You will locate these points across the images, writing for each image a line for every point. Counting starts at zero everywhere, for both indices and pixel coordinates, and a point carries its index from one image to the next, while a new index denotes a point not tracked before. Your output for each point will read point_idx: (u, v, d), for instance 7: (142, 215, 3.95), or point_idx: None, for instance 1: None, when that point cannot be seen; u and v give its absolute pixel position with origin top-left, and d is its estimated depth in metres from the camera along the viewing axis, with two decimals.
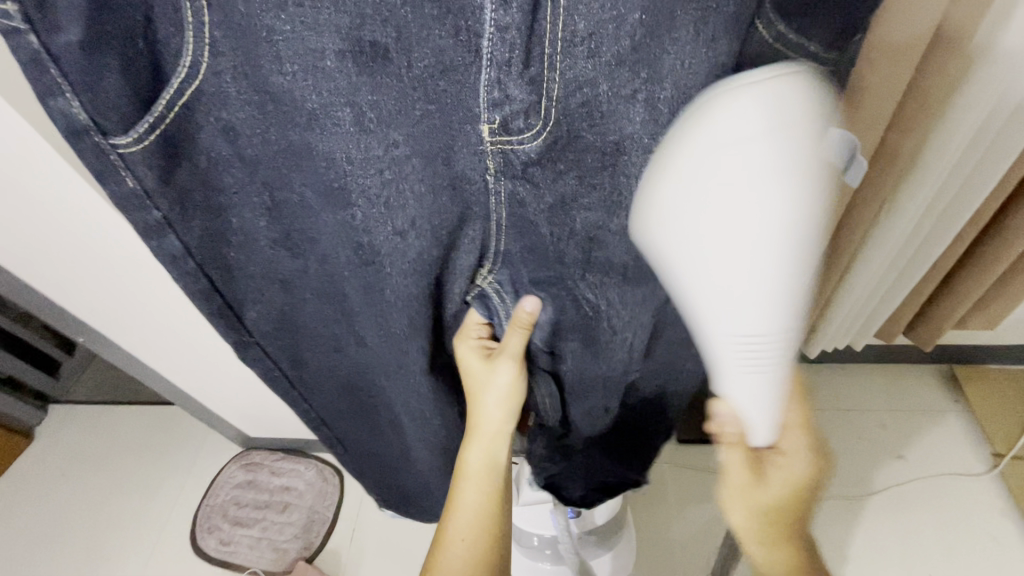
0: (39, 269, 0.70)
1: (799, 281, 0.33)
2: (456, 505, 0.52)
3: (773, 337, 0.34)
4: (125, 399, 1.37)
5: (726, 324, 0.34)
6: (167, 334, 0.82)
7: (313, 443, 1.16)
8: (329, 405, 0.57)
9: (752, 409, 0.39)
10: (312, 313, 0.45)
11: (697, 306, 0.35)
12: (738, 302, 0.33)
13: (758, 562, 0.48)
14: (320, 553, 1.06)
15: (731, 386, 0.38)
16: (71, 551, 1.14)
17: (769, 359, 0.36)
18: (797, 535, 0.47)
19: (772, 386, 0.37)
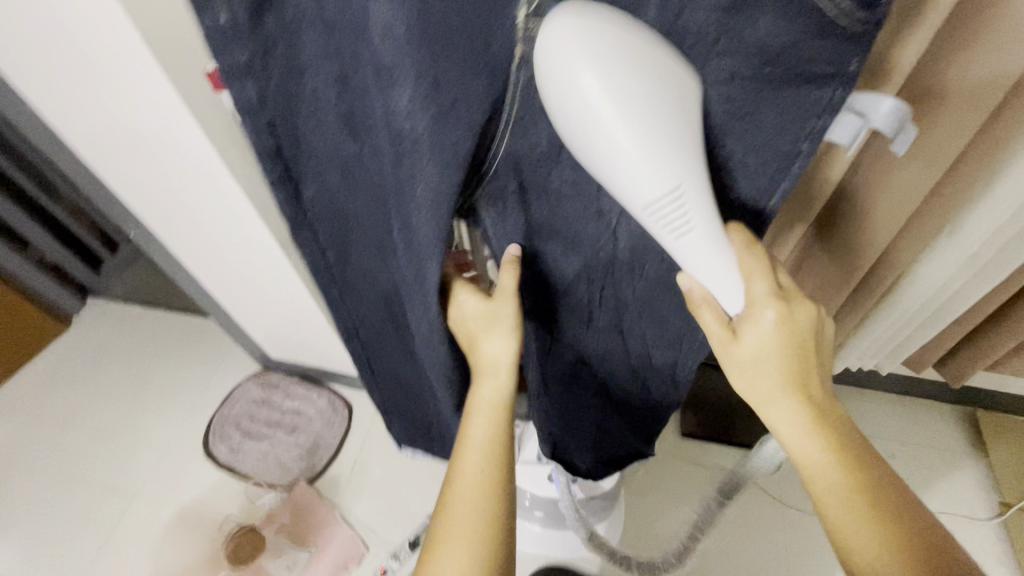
0: (100, 159, 0.73)
1: (676, 153, 0.32)
2: (464, 444, 0.46)
3: (684, 202, 0.34)
4: (160, 303, 1.44)
5: (640, 192, 0.33)
6: (209, 242, 0.85)
7: (327, 374, 1.20)
8: (364, 313, 0.59)
9: (708, 270, 0.37)
10: (360, 208, 0.45)
11: (615, 192, 0.34)
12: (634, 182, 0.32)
13: (788, 444, 0.41)
14: (321, 477, 1.10)
15: (681, 247, 0.36)
16: (94, 431, 1.22)
17: (697, 208, 0.34)
18: (811, 393, 0.40)
19: (716, 244, 0.36)
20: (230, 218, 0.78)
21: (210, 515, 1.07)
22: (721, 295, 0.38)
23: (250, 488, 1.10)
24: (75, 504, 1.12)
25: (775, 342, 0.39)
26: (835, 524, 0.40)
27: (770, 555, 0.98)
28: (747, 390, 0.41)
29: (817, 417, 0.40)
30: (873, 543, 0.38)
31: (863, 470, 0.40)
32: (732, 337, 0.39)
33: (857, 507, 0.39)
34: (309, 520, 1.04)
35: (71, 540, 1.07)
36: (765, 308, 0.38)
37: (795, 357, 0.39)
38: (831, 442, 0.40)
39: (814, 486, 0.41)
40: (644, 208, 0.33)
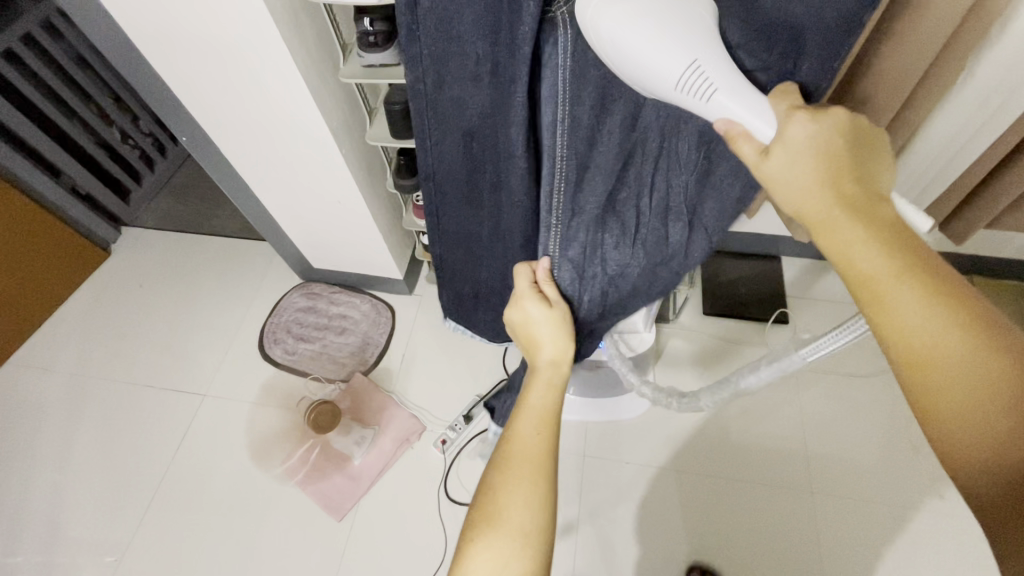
0: (156, 55, 0.75)
1: (692, 32, 0.36)
2: (525, 411, 0.54)
3: (707, 60, 0.36)
4: (192, 230, 1.49)
5: (664, 63, 0.36)
6: (263, 142, 0.89)
7: (368, 280, 1.28)
8: (445, 159, 0.60)
9: (746, 111, 0.37)
10: (470, 24, 0.44)
11: (643, 79, 0.38)
12: (658, 56, 0.36)
13: (836, 253, 0.36)
14: (374, 369, 1.20)
15: (718, 109, 0.37)
16: (150, 347, 1.30)
17: (719, 73, 0.37)
18: (850, 185, 0.36)
19: (748, 95, 0.37)
20: (283, 114, 0.81)
21: (276, 407, 1.17)
22: (759, 127, 0.37)
23: (309, 383, 1.19)
24: (146, 410, 1.21)
25: (806, 145, 0.37)
26: (899, 324, 0.33)
27: (788, 412, 1.09)
28: (794, 185, 0.37)
29: (863, 219, 0.35)
30: (946, 331, 0.32)
31: (925, 265, 0.33)
32: (762, 164, 0.38)
33: (922, 297, 0.33)
34: (369, 405, 1.14)
35: (148, 441, 1.17)
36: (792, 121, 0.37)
37: (831, 161, 0.36)
38: (884, 235, 0.34)
39: (867, 290, 0.34)
40: (674, 81, 0.37)
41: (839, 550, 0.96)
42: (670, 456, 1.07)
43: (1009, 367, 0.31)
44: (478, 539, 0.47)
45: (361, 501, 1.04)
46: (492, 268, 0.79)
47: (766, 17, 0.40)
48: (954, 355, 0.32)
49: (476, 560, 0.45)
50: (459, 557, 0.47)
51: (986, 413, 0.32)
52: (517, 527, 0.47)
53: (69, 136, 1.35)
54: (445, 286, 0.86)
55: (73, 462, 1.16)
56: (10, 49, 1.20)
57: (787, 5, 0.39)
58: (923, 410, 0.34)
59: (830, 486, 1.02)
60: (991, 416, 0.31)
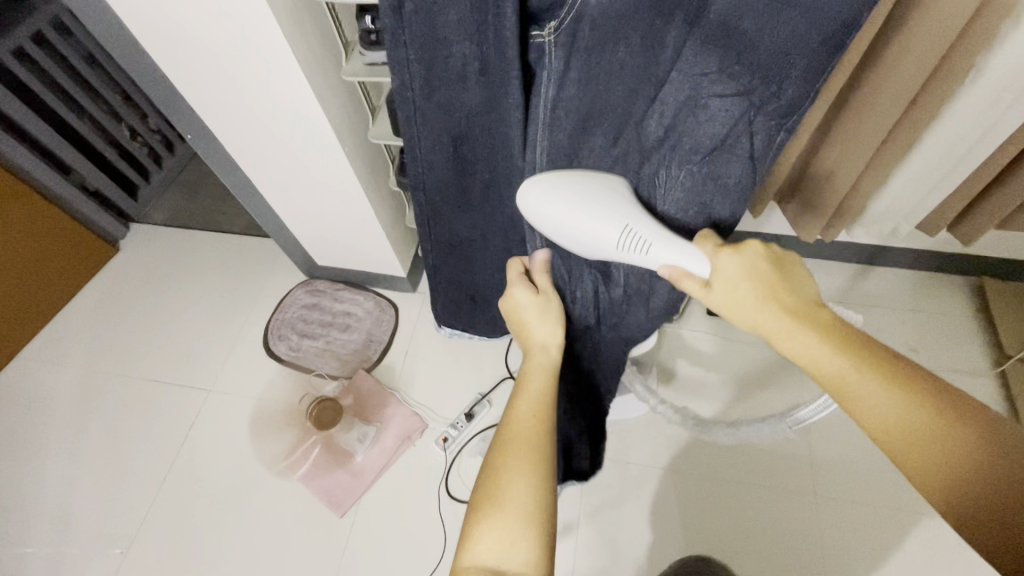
0: (162, 54, 0.75)
1: (614, 212, 0.51)
2: (523, 394, 0.54)
3: (632, 228, 0.51)
4: (199, 227, 1.50)
5: (602, 236, 0.51)
6: (267, 140, 0.89)
7: (372, 278, 1.28)
8: (434, 163, 0.61)
9: (678, 257, 0.50)
10: (456, 25, 0.46)
11: (592, 246, 0.52)
12: (592, 233, 0.51)
13: (801, 359, 0.45)
14: (377, 366, 1.20)
15: (656, 260, 0.51)
16: (157, 343, 1.31)
17: (647, 235, 0.51)
18: (790, 301, 0.46)
19: (672, 244, 0.50)
20: (287, 112, 0.82)
21: (280, 403, 1.18)
22: (691, 265, 0.49)
23: (313, 379, 1.20)
24: (151, 406, 1.22)
25: (742, 270, 0.48)
26: (872, 414, 0.42)
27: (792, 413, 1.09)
28: (737, 307, 0.47)
29: (812, 326, 0.45)
30: (912, 416, 0.41)
31: (874, 358, 0.43)
32: (706, 295, 0.49)
33: (883, 386, 0.42)
34: (372, 401, 1.15)
35: (154, 437, 1.18)
36: (723, 258, 0.48)
37: (765, 284, 0.47)
38: (834, 340, 0.44)
39: (834, 384, 0.44)
40: (613, 245, 0.51)
41: (843, 552, 0.96)
42: (673, 456, 1.06)
43: (963, 421, 0.40)
44: (481, 521, 0.47)
45: (364, 497, 1.05)
46: (488, 270, 0.79)
47: (747, 41, 0.44)
48: (921, 428, 0.41)
49: (481, 537, 0.46)
50: (464, 538, 0.47)
51: (962, 462, 0.40)
52: (519, 505, 0.47)
53: (78, 134, 1.36)
54: (442, 293, 0.86)
55: (80, 456, 1.17)
56: (20, 47, 1.21)
57: (771, 27, 0.43)
58: (923, 486, 0.41)
59: (834, 489, 1.01)
60: (968, 485, 0.40)
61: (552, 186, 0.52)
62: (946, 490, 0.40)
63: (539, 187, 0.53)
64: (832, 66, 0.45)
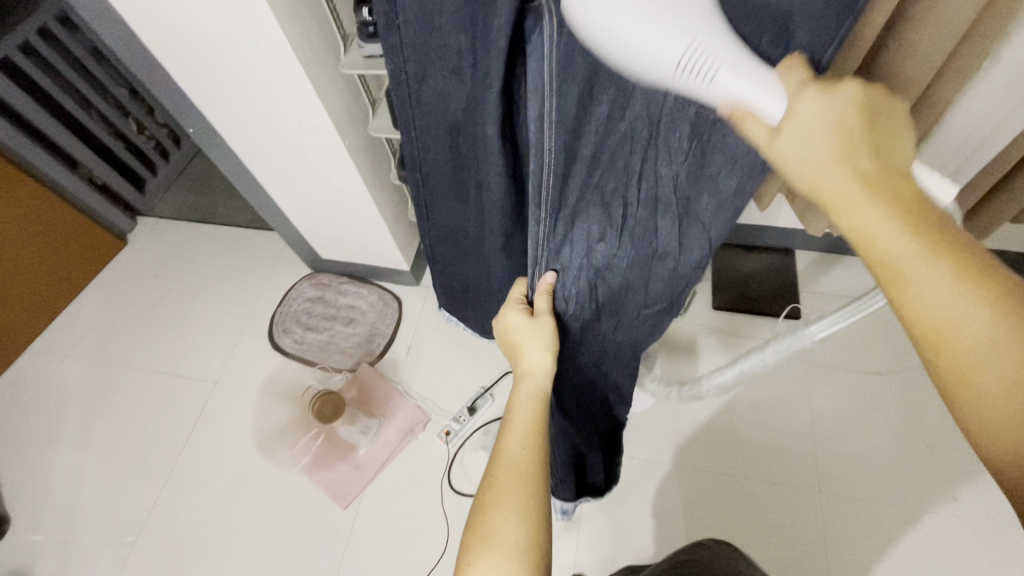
0: (161, 47, 0.75)
1: (685, 8, 0.35)
2: (511, 424, 0.56)
3: (704, 36, 0.35)
4: (206, 220, 1.51)
5: (661, 49, 0.35)
6: (267, 133, 0.89)
7: (375, 271, 1.28)
8: (428, 150, 0.61)
9: (748, 91, 0.36)
10: (449, 15, 0.44)
11: (639, 66, 0.36)
12: (654, 41, 0.34)
13: (857, 233, 0.33)
14: (381, 359, 1.21)
15: (719, 91, 0.36)
16: (164, 335, 1.32)
17: (716, 51, 0.35)
18: (869, 158, 0.33)
19: (749, 65, 0.36)
20: (286, 105, 0.81)
21: (284, 396, 1.19)
22: (764, 101, 0.36)
23: (317, 372, 1.21)
24: (159, 397, 1.24)
25: (821, 118, 0.34)
26: (930, 313, 0.30)
27: (799, 409, 1.07)
28: (805, 156, 0.35)
29: (883, 194, 0.32)
30: (985, 329, 0.29)
31: (954, 242, 0.30)
32: (772, 144, 0.36)
33: (952, 281, 0.29)
34: (375, 395, 1.15)
35: (162, 428, 1.19)
36: (800, 96, 0.35)
37: (838, 134, 0.34)
38: (909, 215, 0.31)
39: (889, 271, 0.31)
40: (675, 65, 0.35)
41: (847, 550, 0.95)
42: (676, 452, 1.06)
43: None
44: (469, 556, 0.47)
45: (366, 489, 1.06)
46: (482, 265, 0.79)
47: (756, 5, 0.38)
48: (983, 343, 0.29)
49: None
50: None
51: (1022, 396, 0.28)
52: (507, 540, 0.47)
53: (85, 127, 1.37)
54: (439, 276, 0.87)
55: (90, 446, 1.19)
56: (27, 41, 1.22)
57: None
58: (961, 413, 0.31)
59: (839, 486, 1.00)
60: (1022, 427, 0.28)
61: None
62: (988, 426, 0.29)
63: None
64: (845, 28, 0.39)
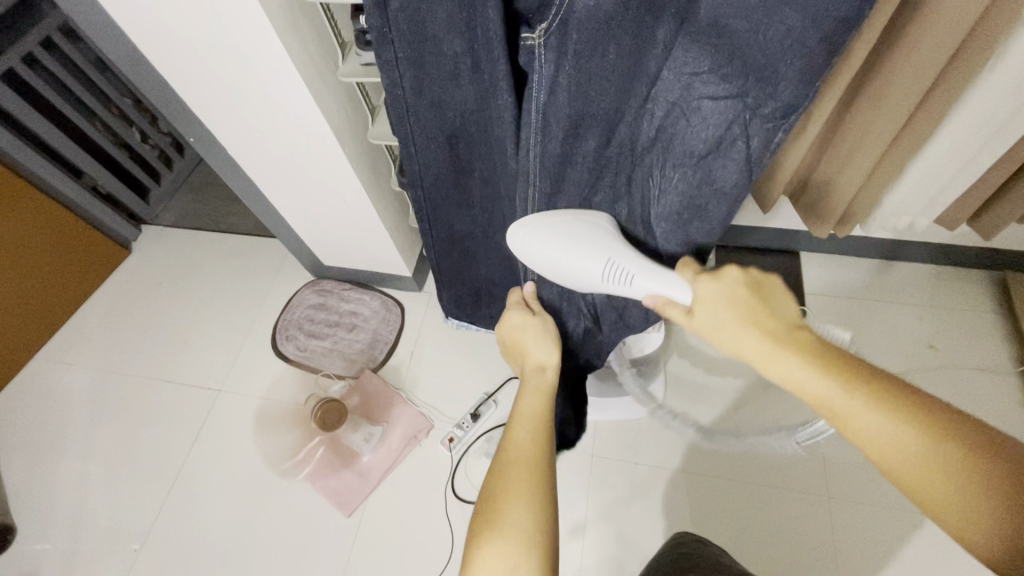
0: (159, 57, 0.75)
1: (598, 251, 0.57)
2: (518, 416, 0.56)
3: (615, 261, 0.56)
4: (209, 228, 1.51)
5: (587, 271, 0.57)
6: (267, 142, 0.89)
7: (378, 278, 1.28)
8: (429, 161, 0.61)
9: (661, 286, 0.54)
10: (442, 19, 0.45)
11: (580, 281, 0.58)
12: (579, 269, 0.57)
13: (796, 389, 0.43)
14: (383, 366, 1.20)
15: (640, 291, 0.55)
16: (168, 344, 1.33)
17: (629, 268, 0.56)
18: (777, 326, 0.45)
19: (660, 272, 0.54)
20: (285, 113, 0.81)
21: (287, 404, 1.19)
22: (672, 293, 0.53)
23: (320, 379, 1.21)
24: (163, 406, 1.24)
25: (722, 297, 0.49)
26: (870, 443, 0.39)
27: (804, 413, 1.06)
28: (728, 338, 0.47)
29: (795, 350, 0.44)
30: (915, 445, 0.37)
31: (869, 382, 0.40)
32: (690, 321, 0.51)
33: (878, 412, 0.39)
34: (378, 402, 1.15)
35: (166, 436, 1.20)
36: (702, 282, 0.51)
37: (740, 306, 0.47)
38: (819, 365, 0.42)
39: (834, 417, 0.41)
40: (598, 278, 0.57)
41: (857, 557, 0.93)
42: (681, 457, 1.05)
43: (969, 453, 0.36)
44: (479, 547, 0.46)
45: (370, 497, 1.05)
46: (489, 266, 0.80)
47: (738, 43, 0.44)
48: (920, 458, 0.37)
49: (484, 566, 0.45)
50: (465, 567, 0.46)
51: (969, 498, 0.35)
52: (518, 527, 0.47)
53: (88, 137, 1.38)
54: (446, 287, 0.86)
55: (95, 455, 1.19)
56: (30, 53, 1.23)
57: (765, 29, 0.42)
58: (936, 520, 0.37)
59: (848, 491, 0.98)
60: (979, 526, 0.35)
61: (540, 230, 0.58)
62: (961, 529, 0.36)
63: (531, 231, 0.59)
64: (829, 66, 0.44)
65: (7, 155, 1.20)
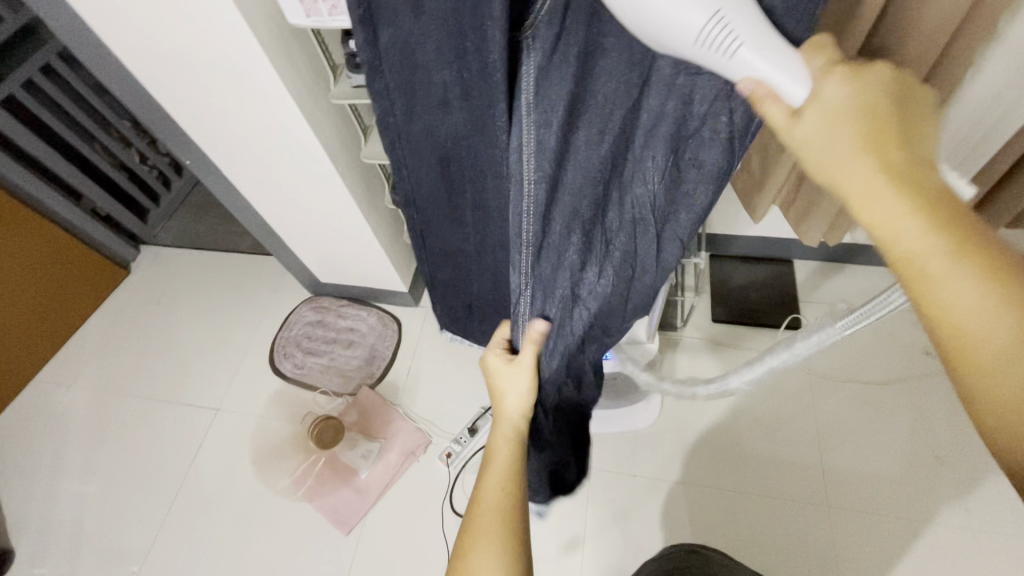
0: (155, 84, 0.77)
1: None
2: (491, 464, 0.56)
3: (732, 9, 0.32)
4: (207, 247, 1.53)
5: (692, 12, 0.31)
6: (263, 164, 0.90)
7: (374, 294, 1.29)
8: (423, 183, 0.62)
9: (772, 72, 0.33)
10: (434, 51, 0.45)
11: (659, 37, 0.32)
12: (680, 7, 0.30)
13: (881, 228, 0.31)
14: (381, 382, 1.21)
15: (742, 67, 0.33)
16: (167, 364, 1.33)
17: (743, 23, 0.32)
18: (901, 158, 0.31)
19: (780, 45, 0.33)
20: (279, 136, 0.82)
21: (285, 422, 1.19)
22: (784, 87, 0.33)
23: (318, 396, 1.21)
24: (162, 426, 1.24)
25: (846, 106, 0.33)
26: (943, 306, 0.30)
27: (803, 422, 1.06)
28: (824, 159, 0.33)
29: (903, 186, 0.31)
30: (1003, 329, 0.29)
31: (977, 242, 0.30)
32: (790, 130, 0.34)
33: (974, 278, 0.29)
34: (375, 418, 1.15)
35: (165, 456, 1.20)
36: (824, 81, 0.33)
37: (868, 124, 0.32)
38: (926, 207, 0.30)
39: (906, 267, 0.31)
40: (698, 37, 0.31)
41: (859, 568, 0.92)
42: (680, 468, 1.04)
43: None
44: None
45: (367, 515, 1.05)
46: (484, 283, 0.80)
47: None
48: (993, 328, 0.29)
49: None
50: None
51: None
52: None
53: (89, 160, 1.40)
54: (441, 298, 0.88)
55: (94, 478, 1.19)
56: (32, 79, 1.25)
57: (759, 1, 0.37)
58: (968, 395, 0.31)
59: (848, 500, 0.98)
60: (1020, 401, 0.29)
61: None
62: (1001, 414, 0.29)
63: None
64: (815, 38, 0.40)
65: (9, 181, 1.22)
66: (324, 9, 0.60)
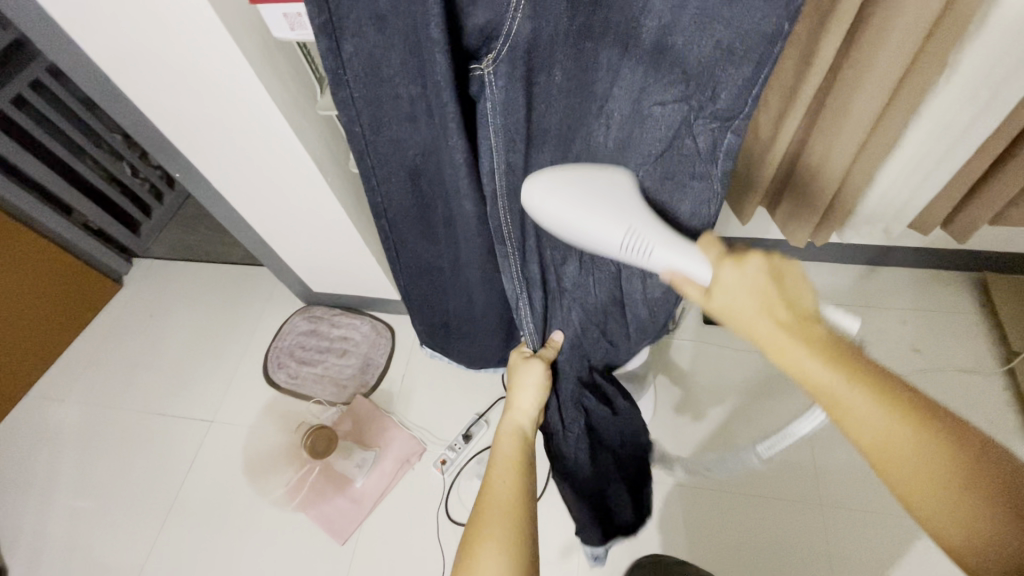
0: (142, 98, 0.77)
1: (624, 215, 0.49)
2: (496, 464, 0.58)
3: (640, 225, 0.49)
4: (200, 259, 1.53)
5: (608, 237, 0.49)
6: (252, 175, 0.91)
7: (367, 302, 1.29)
8: (396, 199, 0.63)
9: (682, 263, 0.48)
10: (398, 65, 0.47)
11: (595, 248, 0.50)
12: (599, 237, 0.49)
13: (804, 378, 0.40)
14: (375, 391, 1.21)
15: (661, 263, 0.49)
16: (160, 377, 1.33)
17: (651, 237, 0.49)
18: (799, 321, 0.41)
19: (683, 244, 0.48)
20: (268, 148, 0.83)
21: (279, 432, 1.19)
22: (694, 271, 0.47)
23: (312, 406, 1.21)
24: (156, 440, 1.23)
25: (743, 284, 0.44)
26: (866, 432, 0.38)
27: (796, 422, 1.06)
28: (745, 325, 0.43)
29: (806, 340, 0.40)
30: (904, 438, 0.37)
31: (872, 377, 0.39)
32: (707, 301, 0.47)
33: (878, 406, 0.38)
34: (370, 426, 1.15)
35: (159, 469, 1.19)
36: (723, 266, 0.45)
37: (761, 295, 0.43)
38: (828, 356, 0.40)
39: (831, 405, 0.39)
40: (618, 247, 0.49)
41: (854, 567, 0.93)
42: (674, 471, 1.05)
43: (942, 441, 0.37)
44: None
45: (363, 524, 1.05)
46: (462, 299, 0.81)
47: (678, 55, 0.45)
48: (906, 448, 0.37)
49: None
50: None
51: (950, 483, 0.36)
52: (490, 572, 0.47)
53: (80, 174, 1.40)
54: (421, 318, 0.87)
55: (87, 494, 1.18)
56: (21, 95, 1.26)
57: (698, 42, 0.44)
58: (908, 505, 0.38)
59: (841, 497, 0.98)
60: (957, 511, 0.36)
61: (557, 181, 0.49)
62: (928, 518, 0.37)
63: (549, 181, 0.49)
64: (765, 73, 0.45)
65: None
66: (307, 23, 0.61)
